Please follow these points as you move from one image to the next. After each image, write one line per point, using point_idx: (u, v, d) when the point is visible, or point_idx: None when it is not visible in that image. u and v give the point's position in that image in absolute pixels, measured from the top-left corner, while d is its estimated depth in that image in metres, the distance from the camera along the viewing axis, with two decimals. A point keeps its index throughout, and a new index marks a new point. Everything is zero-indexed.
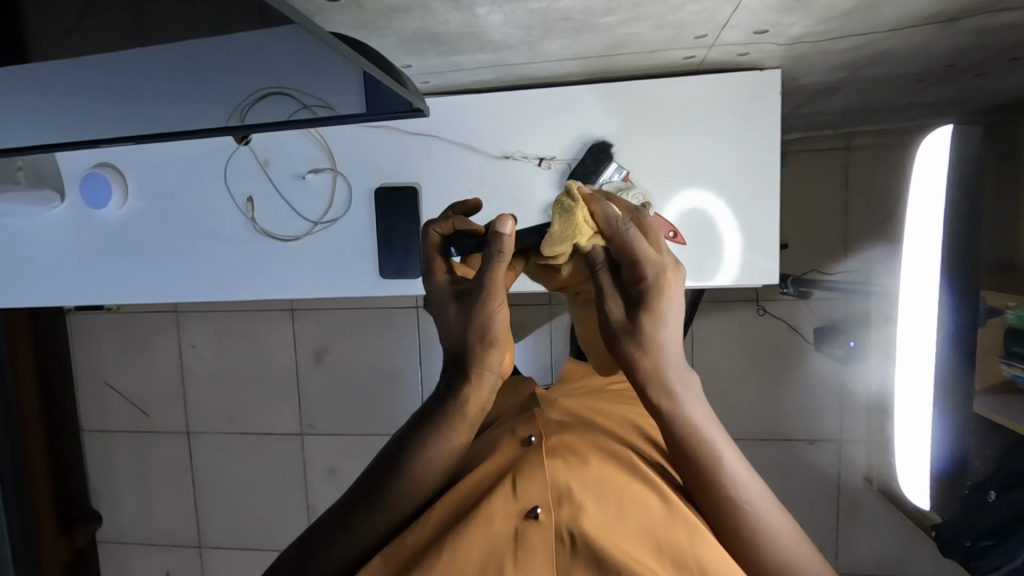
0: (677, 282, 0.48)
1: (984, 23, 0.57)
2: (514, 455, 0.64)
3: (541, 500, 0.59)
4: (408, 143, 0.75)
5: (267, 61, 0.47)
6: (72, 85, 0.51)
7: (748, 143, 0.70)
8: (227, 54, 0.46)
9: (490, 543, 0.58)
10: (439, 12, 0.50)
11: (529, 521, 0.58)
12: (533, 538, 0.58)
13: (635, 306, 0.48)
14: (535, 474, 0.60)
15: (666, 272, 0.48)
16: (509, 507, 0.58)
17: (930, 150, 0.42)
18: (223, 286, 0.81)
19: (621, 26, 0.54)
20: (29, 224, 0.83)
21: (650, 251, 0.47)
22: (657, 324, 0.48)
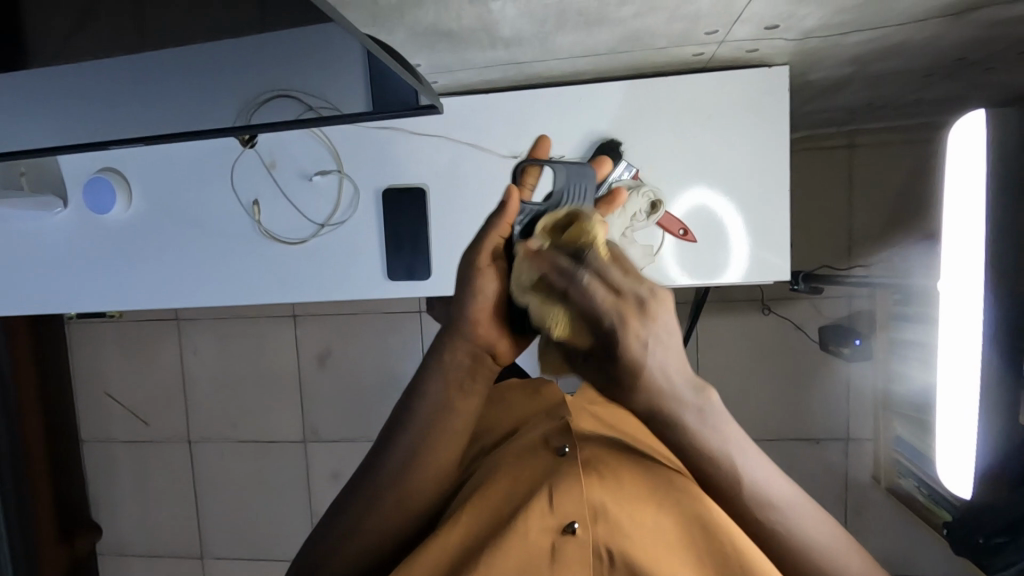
0: (642, 329, 0.42)
1: (995, 16, 0.57)
2: (546, 467, 0.60)
3: (580, 515, 0.56)
4: (417, 143, 0.75)
5: (276, 61, 0.46)
6: (88, 87, 0.51)
7: (760, 139, 0.70)
8: (240, 55, 0.46)
9: (525, 560, 0.55)
10: (453, 7, 0.49)
11: (565, 536, 0.55)
12: (570, 558, 0.55)
13: (609, 348, 0.42)
14: (571, 488, 0.57)
15: (628, 321, 0.41)
16: (546, 520, 0.56)
17: (964, 135, 0.43)
18: (230, 287, 0.80)
19: (634, 19, 0.54)
20: (33, 230, 0.82)
21: (603, 300, 0.41)
22: (633, 373, 0.43)
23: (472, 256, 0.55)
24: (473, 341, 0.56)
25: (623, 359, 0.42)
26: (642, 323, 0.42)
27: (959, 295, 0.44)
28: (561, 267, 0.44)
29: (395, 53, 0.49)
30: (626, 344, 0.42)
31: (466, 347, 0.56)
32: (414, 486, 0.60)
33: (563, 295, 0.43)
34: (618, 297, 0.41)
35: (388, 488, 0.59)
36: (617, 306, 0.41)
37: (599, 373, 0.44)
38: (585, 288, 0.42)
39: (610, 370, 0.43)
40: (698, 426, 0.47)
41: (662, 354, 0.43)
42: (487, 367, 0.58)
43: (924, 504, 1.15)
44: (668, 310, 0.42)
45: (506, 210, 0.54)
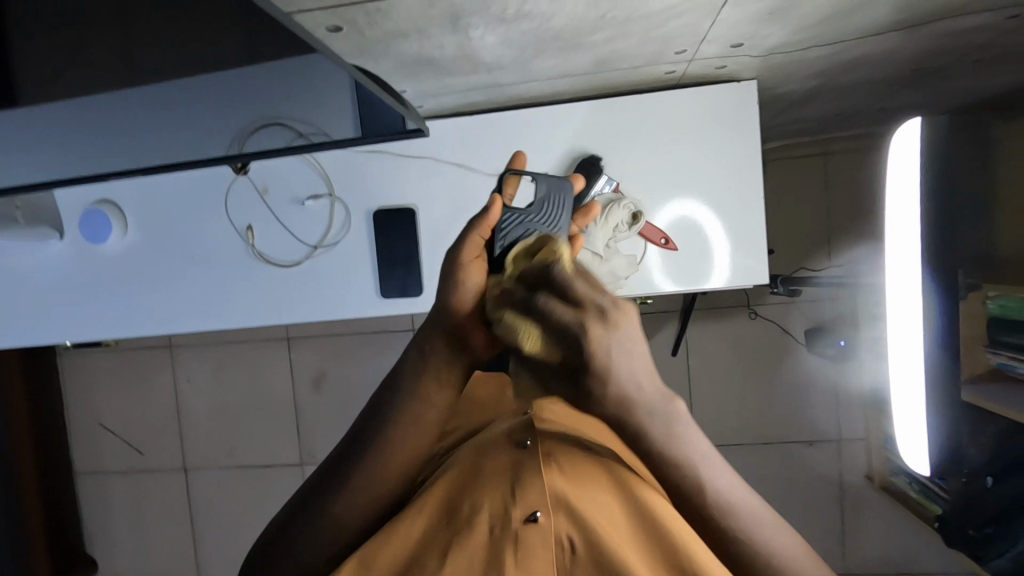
0: (606, 337, 0.39)
1: (943, 29, 0.61)
2: (508, 465, 0.55)
3: (542, 503, 0.51)
4: (405, 165, 0.77)
5: (269, 95, 0.50)
6: (87, 123, 0.53)
7: (732, 150, 0.73)
8: (227, 87, 0.48)
9: (482, 559, 0.51)
10: (436, 37, 0.52)
11: (528, 529, 0.50)
12: (532, 550, 0.50)
13: (577, 371, 0.40)
14: (534, 479, 0.52)
15: (591, 328, 0.39)
16: (506, 514, 0.51)
17: (902, 145, 0.43)
18: (226, 311, 0.81)
19: (607, 43, 0.57)
20: (29, 263, 0.84)
21: (563, 313, 0.39)
22: (603, 381, 0.40)
23: (455, 253, 0.52)
24: (448, 337, 0.53)
25: (593, 370, 0.40)
26: (606, 333, 0.39)
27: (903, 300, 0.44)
28: (525, 296, 0.43)
29: (379, 79, 0.54)
30: (596, 358, 0.39)
31: (445, 348, 0.53)
32: (365, 489, 0.55)
33: (533, 314, 0.41)
34: (576, 307, 0.39)
35: (340, 490, 0.54)
36: (580, 317, 0.39)
37: (573, 388, 0.41)
38: (549, 311, 0.40)
39: (579, 382, 0.41)
40: (663, 438, 0.44)
41: (631, 362, 0.40)
42: (458, 374, 0.55)
43: (916, 498, 1.18)
44: (633, 313, 0.40)
45: (488, 213, 0.53)
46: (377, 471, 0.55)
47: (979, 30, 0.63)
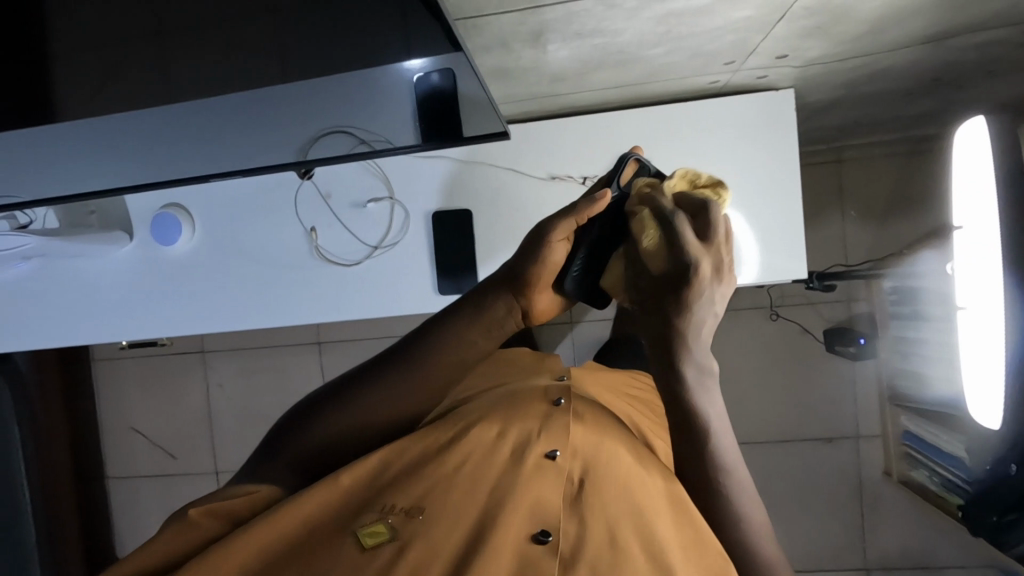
0: (711, 283, 0.51)
1: (967, 41, 0.66)
2: (539, 412, 0.70)
3: (559, 445, 0.65)
4: (460, 170, 0.82)
5: (323, 100, 0.56)
6: (198, 122, 0.59)
7: (772, 153, 0.78)
8: (288, 92, 0.54)
9: (490, 469, 0.65)
10: (515, 51, 0.56)
11: (544, 463, 0.64)
12: (543, 476, 0.63)
13: (675, 281, 0.51)
14: (559, 427, 0.67)
15: (703, 268, 0.51)
16: (530, 448, 0.66)
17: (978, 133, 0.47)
18: (288, 309, 0.85)
19: (665, 55, 0.62)
20: (97, 266, 0.88)
21: (693, 247, 0.50)
22: (680, 311, 0.51)
23: (547, 230, 0.59)
24: (513, 297, 0.63)
25: (683, 296, 0.51)
26: (712, 279, 0.51)
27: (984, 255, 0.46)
28: (667, 208, 0.53)
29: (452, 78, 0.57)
30: (697, 284, 0.50)
31: (511, 299, 0.63)
32: (406, 401, 0.66)
33: (667, 226, 0.51)
34: (705, 249, 0.51)
35: (384, 393, 0.66)
36: (703, 254, 0.51)
37: (660, 295, 0.53)
38: (680, 231, 0.51)
39: (673, 289, 0.52)
40: (694, 386, 0.52)
41: (712, 311, 0.52)
42: (512, 322, 0.64)
43: (935, 492, 1.22)
44: (729, 287, 0.53)
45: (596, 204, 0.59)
46: (424, 388, 0.66)
47: (998, 43, 0.69)
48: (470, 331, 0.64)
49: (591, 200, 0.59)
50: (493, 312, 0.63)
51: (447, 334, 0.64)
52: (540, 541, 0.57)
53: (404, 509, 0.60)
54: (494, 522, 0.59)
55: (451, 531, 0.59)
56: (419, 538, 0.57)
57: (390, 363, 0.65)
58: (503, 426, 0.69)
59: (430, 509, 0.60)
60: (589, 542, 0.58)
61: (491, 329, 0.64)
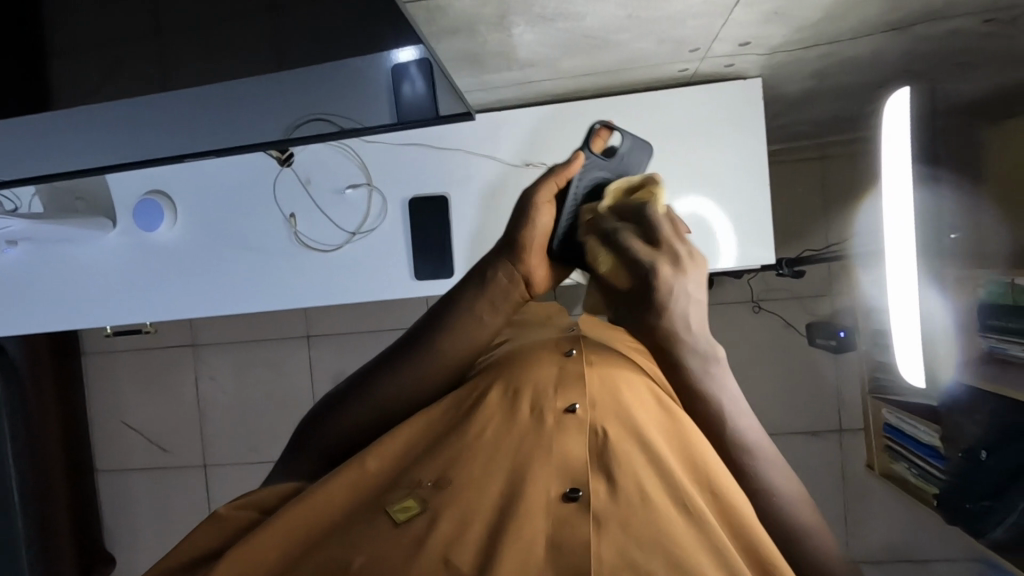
0: (675, 278, 0.54)
1: (928, 30, 0.68)
2: (552, 363, 0.63)
3: (579, 398, 0.59)
4: (437, 157, 0.84)
5: (313, 88, 0.61)
6: (184, 104, 0.62)
7: (741, 141, 0.80)
8: (283, 84, 0.60)
9: (511, 431, 0.58)
10: (482, 34, 0.58)
11: (564, 418, 0.57)
12: (567, 431, 0.57)
13: (642, 302, 0.55)
14: (576, 379, 0.60)
15: (661, 268, 0.54)
16: (547, 402, 0.59)
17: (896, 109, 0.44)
18: (269, 294, 0.87)
19: (631, 41, 0.63)
20: (83, 251, 0.89)
21: (643, 254, 0.54)
22: (659, 315, 0.55)
23: (533, 197, 0.65)
24: (512, 267, 0.65)
25: (656, 300, 0.55)
26: (674, 273, 0.54)
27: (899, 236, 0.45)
28: (606, 229, 0.58)
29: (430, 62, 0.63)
30: (659, 289, 0.54)
31: (508, 269, 0.65)
32: (426, 374, 0.66)
33: (610, 247, 0.56)
34: (655, 250, 0.55)
35: (407, 375, 0.66)
36: (656, 257, 0.54)
37: (628, 313, 0.57)
38: (625, 245, 0.55)
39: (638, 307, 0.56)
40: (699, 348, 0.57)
41: (687, 300, 0.55)
42: (517, 293, 0.65)
43: (915, 483, 1.23)
44: (700, 270, 0.56)
45: (570, 163, 0.65)
46: (442, 360, 0.66)
47: (960, 33, 0.71)
48: (482, 306, 0.65)
49: (563, 164, 0.66)
50: (498, 278, 0.65)
51: (460, 310, 0.66)
52: (570, 498, 0.52)
53: (428, 482, 0.56)
54: (521, 485, 0.54)
55: (477, 502, 0.54)
56: (444, 509, 0.54)
57: (409, 347, 0.67)
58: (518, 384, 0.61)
59: (454, 479, 0.55)
60: (626, 498, 0.52)
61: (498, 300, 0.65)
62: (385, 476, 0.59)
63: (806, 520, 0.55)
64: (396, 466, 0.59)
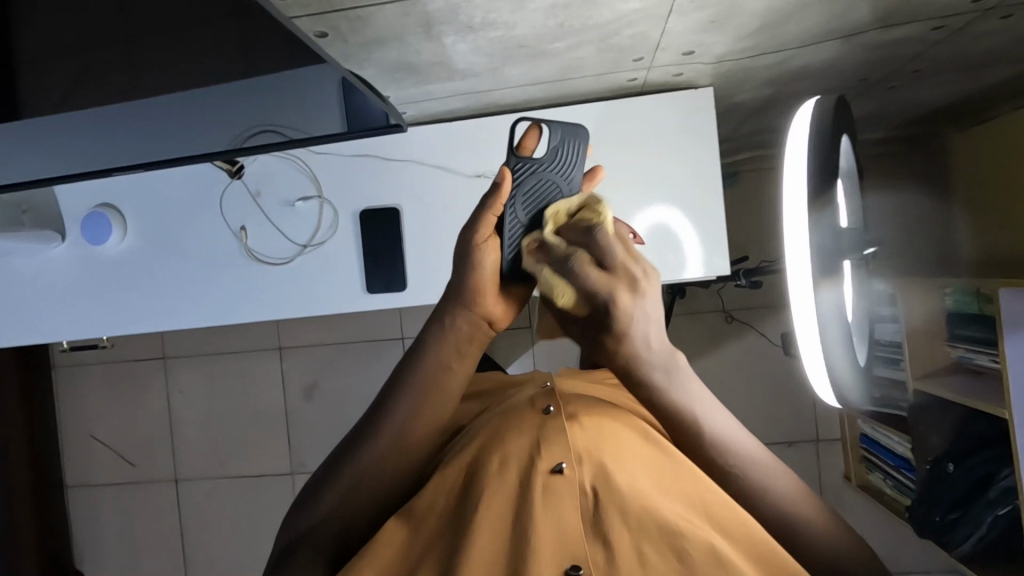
0: (633, 304, 0.50)
1: (874, 38, 0.67)
2: (531, 425, 0.64)
3: (565, 456, 0.60)
4: (389, 168, 0.82)
5: (242, 98, 0.58)
6: (120, 111, 0.59)
7: (695, 153, 0.80)
8: (204, 95, 0.57)
9: (506, 502, 0.61)
10: (412, 44, 0.57)
11: (553, 479, 0.60)
12: (559, 495, 0.59)
13: (605, 327, 0.50)
14: (557, 436, 0.62)
15: (620, 297, 0.49)
16: (534, 466, 0.61)
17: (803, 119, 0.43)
18: (219, 308, 0.85)
19: (569, 50, 0.62)
20: (31, 265, 0.88)
21: (601, 282, 0.49)
22: (619, 341, 0.51)
23: (470, 235, 0.57)
24: (468, 310, 0.59)
25: (618, 328, 0.50)
26: (633, 299, 0.50)
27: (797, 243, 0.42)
28: (560, 255, 0.51)
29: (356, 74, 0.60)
30: (617, 318, 0.50)
31: (465, 316, 0.59)
32: (409, 447, 0.64)
33: (567, 277, 0.50)
34: (612, 276, 0.49)
35: (390, 458, 0.64)
36: (612, 284, 0.49)
37: (591, 338, 0.53)
38: (580, 271, 0.49)
39: (597, 337, 0.52)
40: (667, 382, 0.54)
41: (647, 322, 0.51)
42: (482, 336, 0.61)
43: (891, 494, 1.22)
44: (657, 288, 0.51)
45: (500, 189, 0.57)
46: (421, 435, 0.64)
47: (909, 40, 0.70)
48: (450, 372, 0.62)
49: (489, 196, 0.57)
50: (455, 325, 0.60)
51: (425, 381, 0.62)
52: (574, 574, 0.56)
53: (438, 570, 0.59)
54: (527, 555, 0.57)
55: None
56: None
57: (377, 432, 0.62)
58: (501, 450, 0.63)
59: (463, 565, 0.57)
60: (626, 557, 0.57)
61: (462, 353, 0.61)
62: (400, 561, 0.61)
63: (803, 516, 0.56)
64: (407, 549, 0.62)
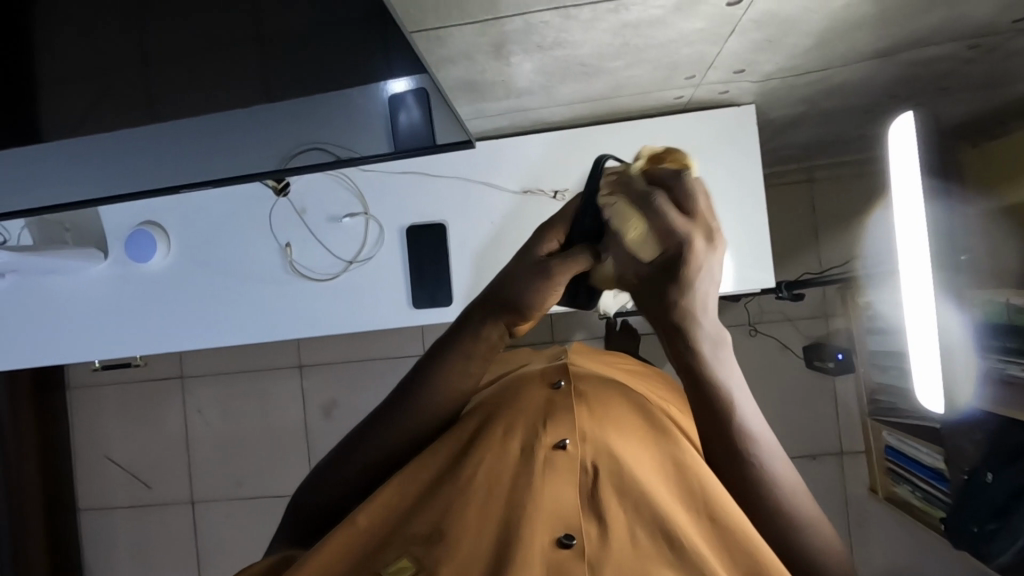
0: (707, 256, 0.37)
1: (916, 57, 0.70)
2: (540, 399, 0.58)
3: (570, 432, 0.54)
4: (434, 185, 0.83)
5: (295, 109, 0.55)
6: (178, 130, 0.56)
7: (739, 168, 0.81)
8: (257, 108, 0.54)
9: (501, 477, 0.53)
10: (480, 63, 0.59)
11: (554, 455, 0.53)
12: (558, 471, 0.52)
13: (667, 280, 0.39)
14: (564, 411, 0.56)
15: (694, 243, 0.37)
16: (537, 441, 0.54)
17: (901, 133, 0.51)
18: (261, 324, 0.85)
19: (626, 69, 0.64)
20: (71, 283, 0.87)
21: (677, 220, 0.37)
22: (684, 293, 0.39)
23: (515, 269, 0.46)
24: (493, 317, 0.47)
25: (680, 289, 0.39)
26: (707, 250, 0.38)
27: (910, 247, 0.51)
28: (640, 188, 0.39)
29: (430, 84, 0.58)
30: (687, 268, 0.38)
31: (493, 327, 0.48)
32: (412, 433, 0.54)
33: (642, 206, 0.38)
34: (688, 219, 0.38)
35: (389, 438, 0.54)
36: (689, 228, 0.37)
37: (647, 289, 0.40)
38: (658, 206, 0.37)
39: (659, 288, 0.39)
40: (712, 361, 0.43)
41: (712, 283, 0.39)
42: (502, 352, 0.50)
43: (919, 504, 1.23)
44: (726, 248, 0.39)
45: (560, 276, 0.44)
46: (420, 423, 0.54)
47: (947, 59, 0.72)
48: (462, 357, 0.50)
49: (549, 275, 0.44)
50: (483, 335, 0.48)
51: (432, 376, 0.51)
52: (564, 545, 0.48)
53: (425, 536, 0.51)
54: (516, 532, 0.49)
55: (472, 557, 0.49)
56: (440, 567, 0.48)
57: (388, 407, 0.53)
58: (506, 424, 0.56)
59: (454, 533, 0.50)
60: (618, 546, 0.49)
61: (482, 360, 0.50)
62: (381, 530, 0.52)
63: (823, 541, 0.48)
64: (392, 516, 0.53)
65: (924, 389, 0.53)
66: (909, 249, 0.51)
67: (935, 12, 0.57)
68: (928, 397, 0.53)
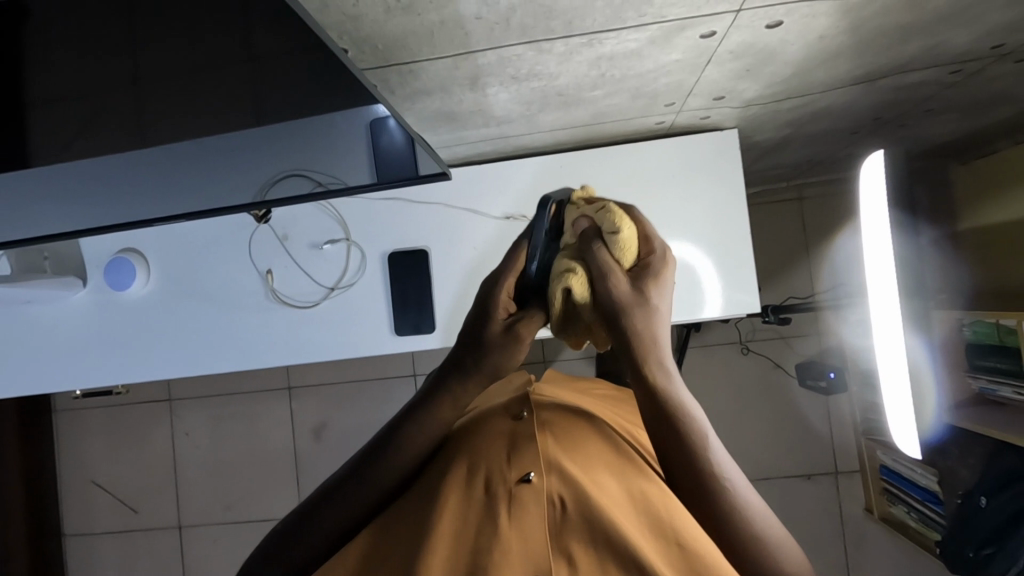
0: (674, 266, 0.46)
1: (896, 82, 0.69)
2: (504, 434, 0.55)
3: (536, 465, 0.51)
4: (416, 211, 0.83)
5: (268, 147, 0.53)
6: (153, 165, 0.54)
7: (723, 193, 0.80)
8: (225, 145, 0.51)
9: (466, 515, 0.50)
10: (455, 94, 0.58)
11: (519, 490, 0.50)
12: (524, 507, 0.49)
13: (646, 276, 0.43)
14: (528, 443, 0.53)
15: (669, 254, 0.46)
16: (500, 476, 0.51)
17: (873, 172, 0.51)
18: (242, 351, 0.84)
19: (605, 98, 0.64)
20: (50, 312, 0.86)
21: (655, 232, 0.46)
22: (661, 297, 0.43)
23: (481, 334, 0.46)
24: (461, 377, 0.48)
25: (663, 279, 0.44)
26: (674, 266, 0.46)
27: (883, 284, 0.51)
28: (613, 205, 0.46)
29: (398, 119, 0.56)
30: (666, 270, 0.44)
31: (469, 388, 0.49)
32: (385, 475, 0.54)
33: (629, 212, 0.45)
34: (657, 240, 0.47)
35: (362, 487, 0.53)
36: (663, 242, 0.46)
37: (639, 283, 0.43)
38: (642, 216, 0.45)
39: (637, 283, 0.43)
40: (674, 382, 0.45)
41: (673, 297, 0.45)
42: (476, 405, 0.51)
43: (915, 526, 1.21)
44: None
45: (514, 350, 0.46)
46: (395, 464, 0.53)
47: (929, 84, 0.72)
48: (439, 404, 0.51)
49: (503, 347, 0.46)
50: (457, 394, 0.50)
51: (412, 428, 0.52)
52: None
53: None
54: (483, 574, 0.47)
55: None
56: None
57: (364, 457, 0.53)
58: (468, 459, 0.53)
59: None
60: None
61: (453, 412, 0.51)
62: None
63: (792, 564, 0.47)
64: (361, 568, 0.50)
65: (901, 429, 0.52)
66: (882, 285, 0.51)
67: (911, 41, 0.57)
68: (900, 435, 0.53)
